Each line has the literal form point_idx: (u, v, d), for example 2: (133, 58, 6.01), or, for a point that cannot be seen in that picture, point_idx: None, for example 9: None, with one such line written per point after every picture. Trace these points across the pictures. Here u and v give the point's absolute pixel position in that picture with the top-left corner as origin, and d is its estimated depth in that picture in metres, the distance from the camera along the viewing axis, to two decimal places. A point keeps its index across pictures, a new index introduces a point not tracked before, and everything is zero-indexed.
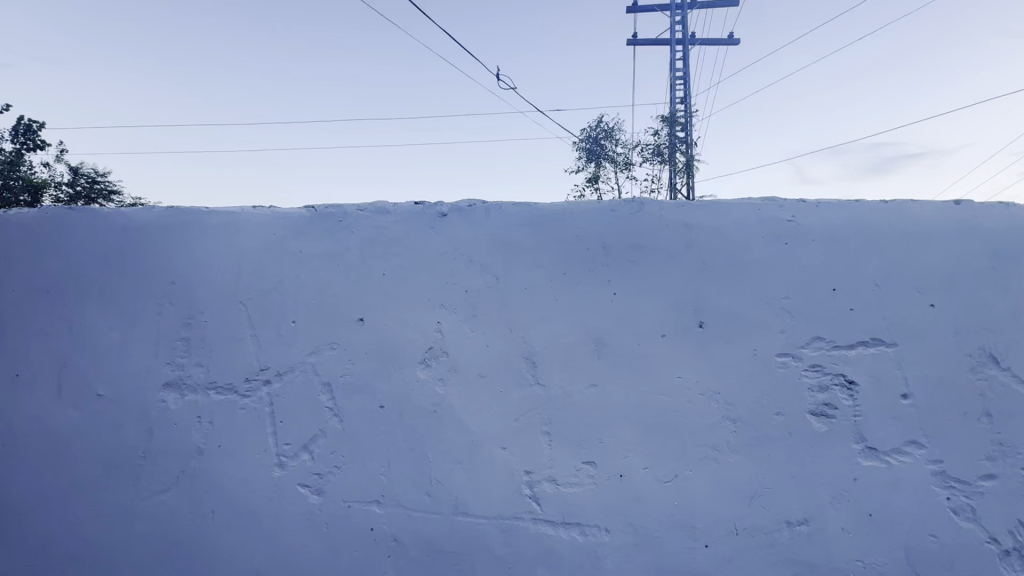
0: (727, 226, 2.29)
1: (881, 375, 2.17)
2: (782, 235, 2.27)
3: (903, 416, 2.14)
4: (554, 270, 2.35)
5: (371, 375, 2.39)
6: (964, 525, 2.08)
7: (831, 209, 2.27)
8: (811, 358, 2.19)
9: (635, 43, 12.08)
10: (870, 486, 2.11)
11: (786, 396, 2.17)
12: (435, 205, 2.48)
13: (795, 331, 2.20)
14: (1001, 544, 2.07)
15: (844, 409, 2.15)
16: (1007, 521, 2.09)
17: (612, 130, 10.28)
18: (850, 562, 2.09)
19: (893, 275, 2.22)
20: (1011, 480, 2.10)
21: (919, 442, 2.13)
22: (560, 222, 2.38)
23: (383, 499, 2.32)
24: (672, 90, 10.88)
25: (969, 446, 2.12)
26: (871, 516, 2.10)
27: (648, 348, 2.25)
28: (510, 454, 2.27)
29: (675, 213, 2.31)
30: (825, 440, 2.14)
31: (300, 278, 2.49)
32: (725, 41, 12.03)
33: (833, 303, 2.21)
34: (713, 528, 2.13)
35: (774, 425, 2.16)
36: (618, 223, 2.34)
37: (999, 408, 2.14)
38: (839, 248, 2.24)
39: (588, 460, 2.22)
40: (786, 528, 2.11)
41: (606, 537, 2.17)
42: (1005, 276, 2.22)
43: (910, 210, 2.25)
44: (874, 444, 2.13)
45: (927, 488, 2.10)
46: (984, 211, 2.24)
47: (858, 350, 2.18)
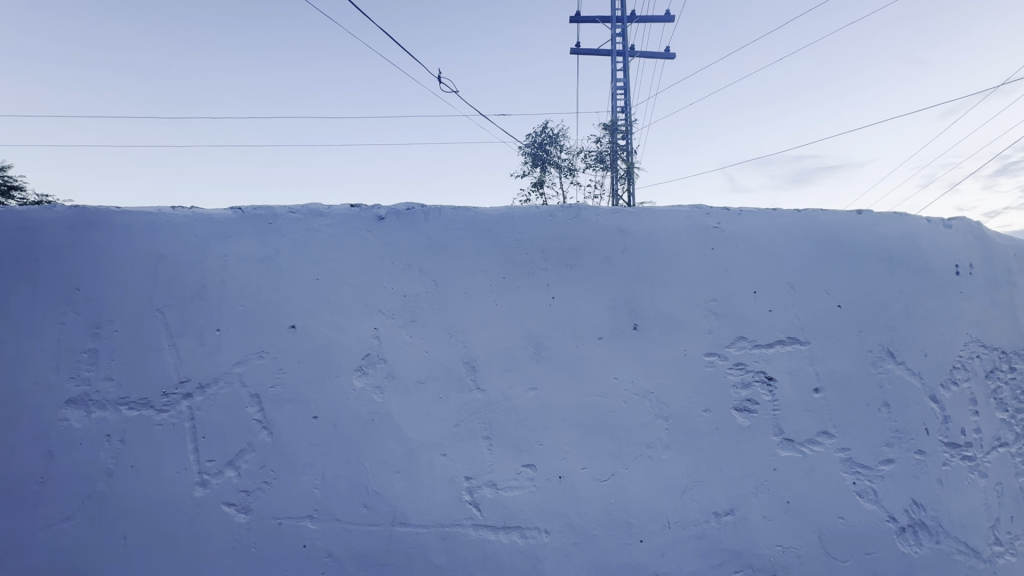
0: (659, 232, 2.40)
1: (796, 371, 2.33)
2: (708, 241, 2.40)
3: (815, 409, 2.32)
4: (493, 274, 2.36)
5: (303, 385, 2.29)
6: (868, 507, 2.28)
7: (751, 217, 2.43)
8: (735, 356, 2.32)
9: (578, 53, 12.38)
10: (788, 475, 2.26)
11: (713, 393, 2.29)
12: (373, 208, 2.43)
13: (721, 331, 2.33)
14: (898, 521, 2.29)
15: (765, 404, 2.30)
16: (903, 501, 2.30)
17: (556, 136, 10.47)
18: (770, 547, 2.22)
19: (806, 279, 2.40)
20: (905, 463, 2.33)
21: (829, 432, 2.31)
22: (500, 226, 2.39)
23: (316, 514, 2.23)
24: (613, 100, 11.24)
25: (871, 434, 2.33)
26: (789, 503, 2.25)
27: (585, 350, 2.30)
28: (450, 461, 2.24)
29: (610, 219, 2.39)
30: (748, 434, 2.28)
31: (226, 283, 2.35)
32: (662, 54, 12.56)
33: (755, 305, 2.36)
34: (647, 523, 2.21)
35: (703, 421, 2.28)
36: (556, 228, 2.38)
37: (897, 398, 2.37)
38: (759, 253, 2.40)
39: (528, 463, 2.24)
40: (714, 518, 2.22)
41: (546, 539, 2.19)
42: (900, 280, 2.46)
43: (819, 218, 2.45)
44: (791, 436, 2.29)
45: (837, 475, 2.28)
46: (879, 221, 2.49)
47: (776, 348, 2.34)
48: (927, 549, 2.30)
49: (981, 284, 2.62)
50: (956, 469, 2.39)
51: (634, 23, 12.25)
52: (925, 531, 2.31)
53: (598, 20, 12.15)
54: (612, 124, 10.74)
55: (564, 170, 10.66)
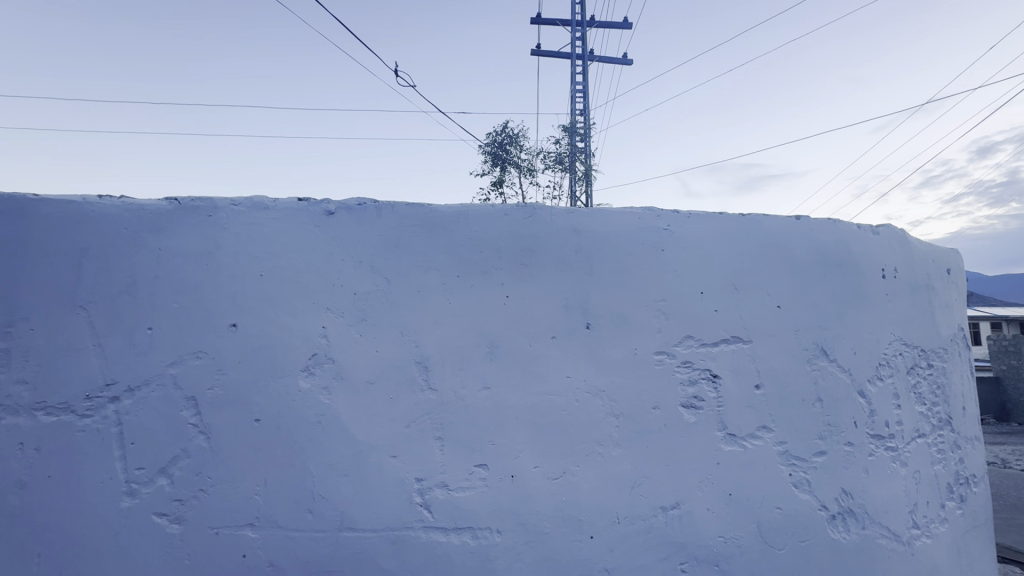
0: (612, 233, 2.43)
1: (739, 369, 2.43)
2: (659, 243, 2.46)
3: (756, 404, 2.42)
4: (447, 272, 2.32)
5: (245, 386, 2.18)
6: (802, 497, 2.40)
7: (699, 219, 2.51)
8: (683, 355, 2.40)
9: (538, 55, 12.46)
10: (730, 468, 2.36)
11: (662, 391, 2.36)
12: (322, 202, 2.34)
13: (670, 330, 2.40)
14: (829, 509, 2.43)
15: (710, 400, 2.39)
16: (834, 490, 2.45)
17: (515, 136, 10.49)
18: (714, 539, 2.31)
19: (749, 280, 2.51)
20: (836, 454, 2.48)
21: (768, 427, 2.42)
22: (454, 224, 2.36)
23: (257, 522, 2.12)
24: (573, 102, 11.37)
25: (806, 428, 2.46)
26: (731, 496, 2.34)
27: (539, 349, 2.31)
28: (400, 462, 2.19)
29: (565, 219, 2.41)
30: (694, 430, 2.35)
31: (159, 278, 2.20)
32: (620, 60, 12.83)
33: (701, 305, 2.44)
34: (597, 519, 2.24)
35: (652, 418, 2.33)
36: (511, 227, 2.38)
37: (829, 394, 2.51)
38: (706, 255, 2.49)
39: (480, 463, 2.22)
40: (661, 512, 2.28)
41: (497, 539, 2.18)
42: (833, 282, 2.61)
43: (761, 222, 2.57)
44: (733, 431, 2.38)
45: (775, 467, 2.40)
46: (815, 226, 2.63)
47: (721, 347, 2.43)
48: (854, 535, 2.45)
49: (903, 286, 2.83)
50: (880, 459, 2.56)
51: (593, 28, 12.45)
52: (853, 518, 2.47)
53: (558, 23, 12.26)
54: (571, 126, 10.86)
55: (523, 170, 10.69)
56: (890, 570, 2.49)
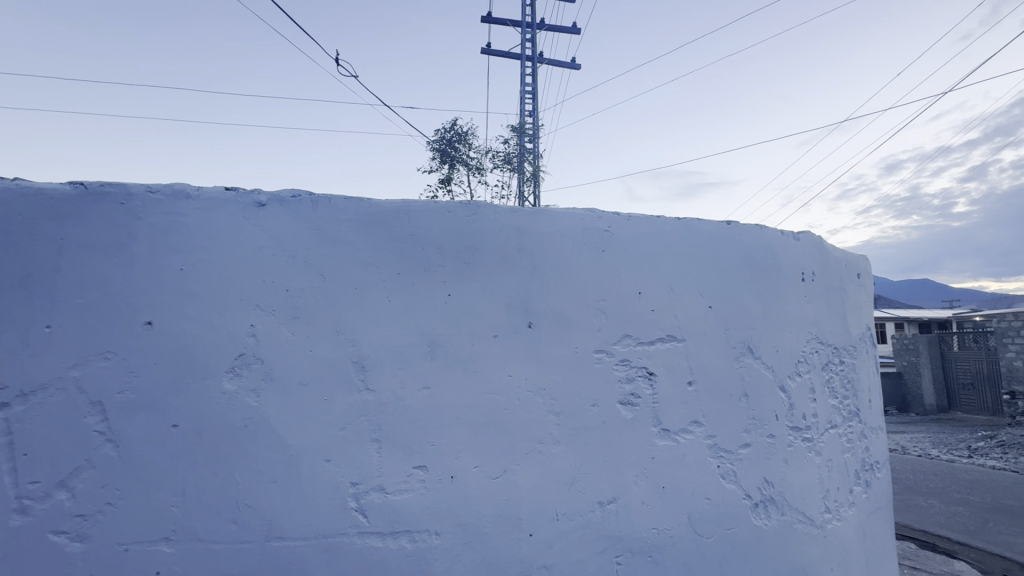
0: (555, 233, 2.46)
1: (673, 367, 2.53)
2: (599, 244, 2.51)
3: (689, 400, 2.53)
4: (387, 269, 2.26)
5: (161, 390, 2.01)
6: (729, 487, 2.54)
7: (639, 222, 2.59)
8: (621, 353, 2.46)
9: (489, 53, 12.43)
10: (664, 462, 2.45)
11: (601, 389, 2.41)
12: (252, 193, 2.21)
13: (609, 329, 2.46)
14: (753, 498, 2.58)
15: (646, 397, 2.47)
16: (757, 480, 2.60)
17: (464, 134, 10.41)
18: (648, 531, 2.38)
19: (684, 282, 2.61)
20: (759, 446, 2.64)
21: (699, 422, 2.54)
22: (395, 220, 2.30)
23: (173, 535, 1.96)
24: (522, 103, 11.43)
25: (733, 421, 2.60)
26: (664, 489, 2.43)
27: (480, 348, 2.29)
28: (334, 466, 2.10)
29: (508, 218, 2.41)
30: (630, 426, 2.42)
31: (60, 271, 1.98)
32: (569, 64, 13.05)
33: (639, 305, 2.52)
34: (537, 517, 2.26)
35: (591, 415, 2.38)
36: (454, 224, 2.35)
37: (754, 389, 2.67)
38: (645, 256, 2.57)
39: (419, 465, 2.17)
40: (599, 507, 2.33)
41: (435, 541, 2.14)
42: (759, 284, 2.78)
43: (696, 226, 2.69)
44: (667, 426, 2.48)
45: (705, 460, 2.52)
46: (744, 231, 2.79)
47: (657, 345, 2.52)
48: (775, 521, 2.62)
49: (820, 289, 3.06)
50: (798, 449, 2.76)
51: (543, 30, 12.58)
52: (773, 505, 2.63)
53: (508, 23, 12.27)
54: (520, 126, 10.92)
55: (472, 168, 10.62)
56: (805, 552, 2.68)
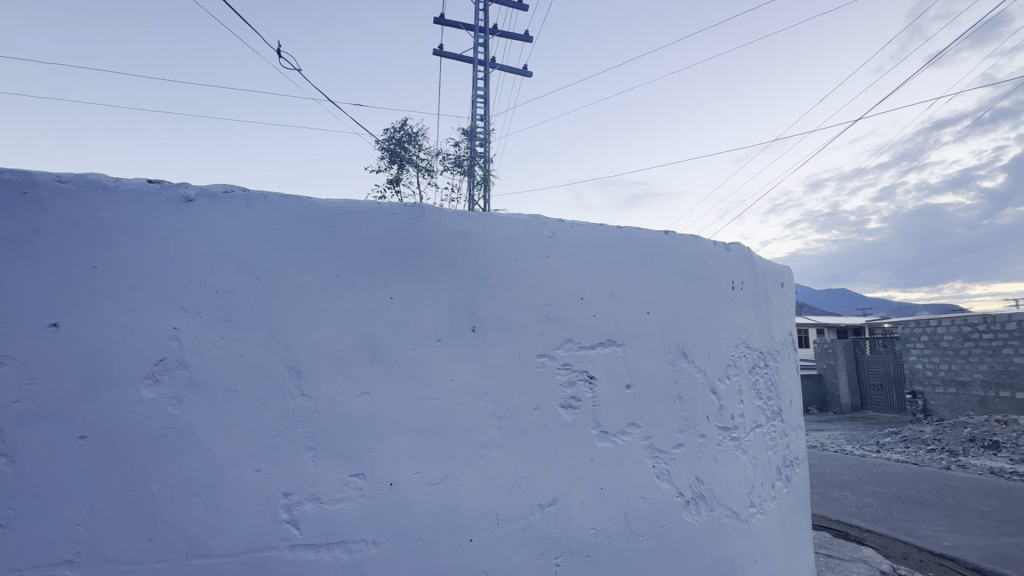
0: (500, 238, 2.47)
1: (613, 370, 2.61)
2: (544, 250, 2.55)
3: (627, 403, 2.62)
4: (326, 270, 2.18)
5: (67, 398, 1.84)
6: (663, 486, 2.64)
7: (582, 229, 2.66)
8: (563, 357, 2.51)
9: (441, 55, 12.34)
10: (603, 463, 2.52)
11: (543, 392, 2.44)
12: (179, 187, 2.07)
13: (552, 334, 2.50)
14: (684, 496, 2.71)
15: (586, 400, 2.53)
16: (689, 478, 2.73)
17: (414, 135, 10.26)
18: (586, 531, 2.44)
19: (623, 288, 2.71)
20: (691, 446, 2.77)
21: (636, 423, 2.63)
22: (336, 220, 2.24)
23: (78, 557, 1.80)
24: (474, 107, 11.42)
25: (668, 423, 2.72)
26: (603, 489, 2.50)
27: (422, 353, 2.27)
28: (265, 477, 2.00)
29: (453, 221, 2.40)
30: (571, 429, 2.47)
31: None
32: (521, 71, 13.19)
33: (581, 310, 2.58)
34: (477, 521, 2.25)
35: (533, 419, 2.41)
36: (397, 226, 2.31)
37: (687, 391, 2.80)
38: (587, 263, 2.64)
39: (357, 473, 2.11)
40: (539, 510, 2.36)
41: (372, 551, 2.09)
42: (693, 291, 2.93)
43: (635, 235, 2.79)
44: (606, 428, 2.55)
45: (641, 460, 2.61)
46: (680, 241, 2.93)
47: (598, 349, 2.59)
48: (704, 517, 2.76)
49: (748, 297, 3.26)
50: (726, 448, 2.92)
51: (496, 36, 12.64)
52: (703, 502, 2.77)
53: (461, 26, 12.25)
54: (471, 129, 10.90)
55: (421, 169, 10.49)
56: (731, 545, 2.84)
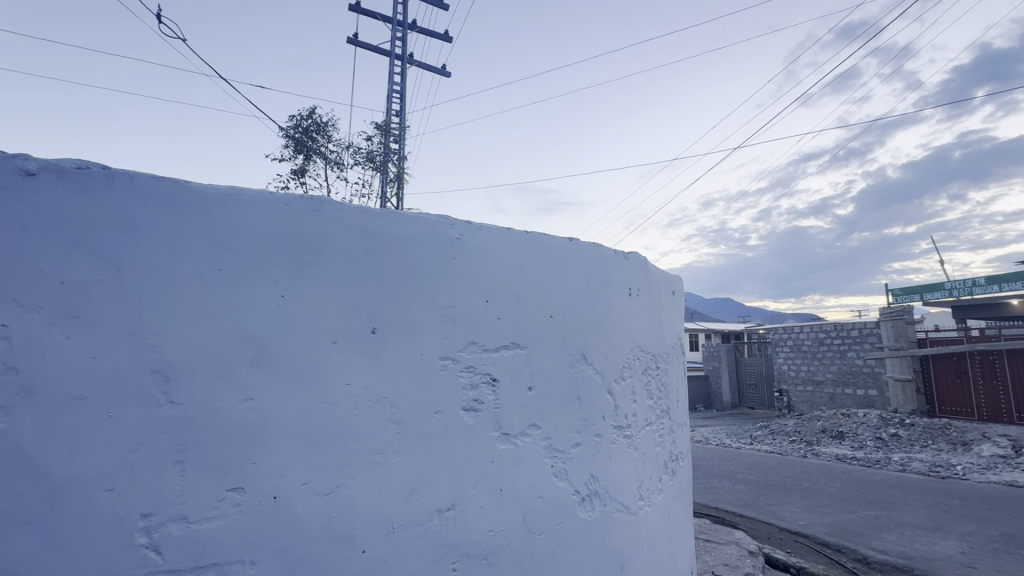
0: (405, 237, 2.41)
1: (515, 373, 2.65)
2: (451, 251, 2.53)
3: (528, 405, 2.67)
4: (206, 263, 1.97)
5: None
6: (560, 484, 2.73)
7: (490, 232, 2.67)
8: (466, 359, 2.50)
9: (354, 44, 11.81)
10: (503, 465, 2.53)
11: (445, 395, 2.41)
12: (16, 158, 1.75)
13: (455, 336, 2.48)
14: (580, 493, 2.82)
15: (488, 402, 2.53)
16: (584, 475, 2.85)
17: (323, 125, 9.69)
18: (484, 534, 2.43)
19: (528, 291, 2.76)
20: (588, 444, 2.89)
21: (537, 425, 2.69)
22: (219, 209, 2.03)
23: None
24: (389, 101, 11.05)
25: (567, 423, 2.81)
26: (502, 491, 2.52)
27: (315, 355, 2.12)
28: (120, 497, 1.75)
29: (355, 217, 2.30)
30: (472, 432, 2.46)
31: None
32: (439, 71, 13.04)
33: (486, 312, 2.59)
34: (370, 532, 2.15)
35: (434, 422, 2.36)
36: (292, 219, 2.16)
37: (585, 392, 2.92)
38: (494, 266, 2.65)
39: (234, 487, 1.92)
40: (437, 515, 2.31)
41: (250, 571, 1.91)
42: (594, 297, 3.07)
43: (541, 240, 2.87)
44: (507, 430, 2.58)
45: (540, 460, 2.67)
46: (583, 249, 3.06)
47: (501, 352, 2.61)
48: (598, 512, 2.89)
49: (643, 303, 3.49)
50: (619, 446, 3.09)
51: (415, 32, 12.39)
52: (597, 498, 2.90)
53: (378, 18, 11.83)
54: (385, 123, 10.53)
55: (330, 162, 9.94)
56: (621, 537, 3.00)
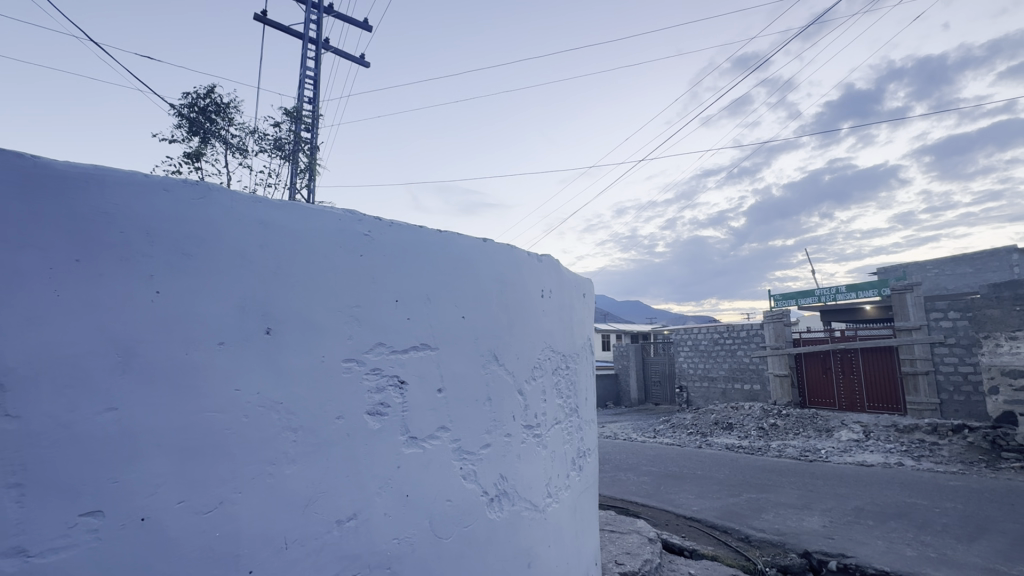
0: (307, 230, 2.25)
1: (425, 374, 2.59)
2: (358, 247, 2.41)
3: (437, 407, 2.62)
4: (59, 253, 1.70)
5: None
6: (469, 486, 2.71)
7: (400, 230, 2.59)
8: (372, 362, 2.39)
9: (262, 21, 10.94)
10: (410, 470, 2.46)
11: (348, 400, 2.28)
12: None
13: (361, 337, 2.36)
14: (489, 494, 2.82)
15: (395, 405, 2.45)
16: (493, 476, 2.85)
17: (223, 106, 8.86)
18: (388, 542, 2.34)
19: (440, 291, 2.71)
20: (497, 445, 2.90)
21: (446, 427, 2.64)
22: (80, 191, 1.77)
23: None
24: (302, 86, 10.37)
25: (476, 424, 2.80)
26: (408, 496, 2.44)
27: (198, 359, 1.91)
28: None
29: (248, 207, 2.10)
30: (377, 437, 2.36)
31: None
32: (356, 60, 12.49)
33: (394, 312, 2.50)
34: (260, 550, 1.98)
35: (335, 428, 2.23)
36: (172, 206, 1.93)
37: (495, 393, 2.93)
38: (404, 264, 2.57)
39: (91, 511, 1.67)
40: (336, 527, 2.19)
41: None
42: (506, 297, 3.09)
43: (453, 240, 2.83)
44: (415, 434, 2.50)
45: (449, 463, 2.63)
46: (496, 250, 3.07)
47: (410, 353, 2.54)
48: (506, 512, 2.91)
49: (554, 305, 3.58)
50: (528, 445, 3.14)
51: (330, 16, 11.76)
52: (505, 498, 2.92)
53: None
54: (295, 110, 9.87)
55: (231, 147, 9.12)
56: (529, 535, 3.05)
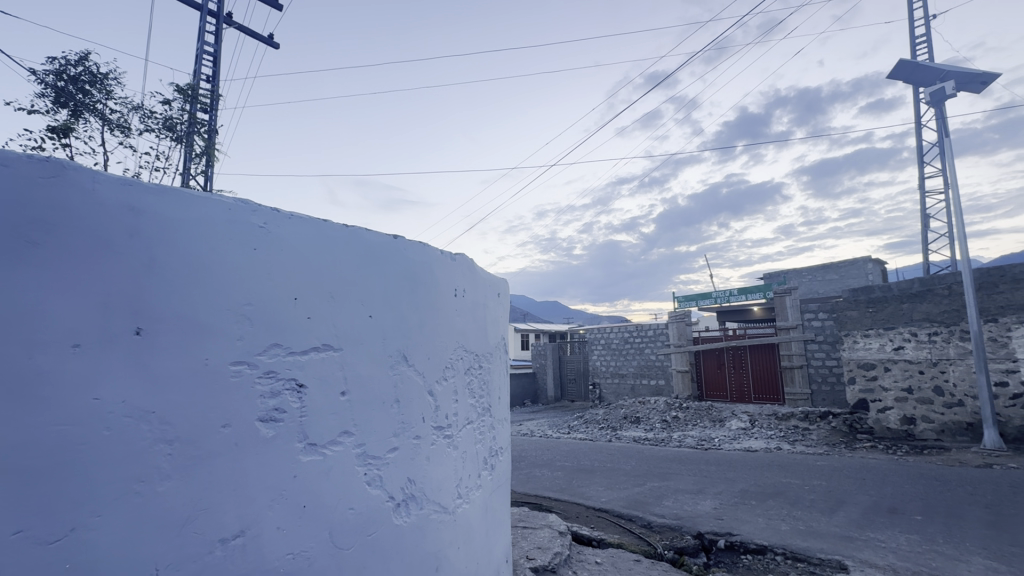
0: (189, 220, 2.03)
1: (326, 377, 2.44)
2: (250, 240, 2.22)
3: (340, 411, 2.48)
4: None
5: None
6: (373, 493, 2.60)
7: (300, 223, 2.43)
8: (266, 364, 2.21)
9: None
10: (308, 479, 2.30)
11: (236, 406, 2.09)
12: None
13: (253, 338, 2.17)
14: (395, 499, 2.72)
15: (292, 411, 2.28)
16: (400, 481, 2.76)
17: (101, 76, 7.80)
18: (280, 558, 2.18)
19: (344, 289, 2.57)
20: (405, 447, 2.82)
21: (349, 432, 2.51)
22: None
23: None
24: (200, 62, 9.42)
25: (383, 428, 2.69)
26: (305, 507, 2.28)
27: (43, 363, 1.65)
28: None
29: (115, 190, 1.85)
30: (270, 446, 2.18)
31: None
32: (265, 40, 11.61)
33: (292, 310, 2.33)
34: None
35: (220, 438, 2.02)
36: (12, 186, 1.66)
37: (403, 394, 2.84)
38: (305, 259, 2.41)
39: None
40: (219, 546, 1.99)
41: None
42: (417, 296, 3.01)
43: (361, 235, 2.71)
44: (314, 440, 2.35)
45: (352, 469, 2.50)
46: (407, 247, 2.99)
47: (310, 354, 2.38)
48: (414, 517, 2.83)
49: (467, 304, 3.55)
50: (438, 446, 3.08)
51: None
52: (413, 502, 2.84)
53: None
54: (191, 87, 8.94)
55: (110, 123, 8.05)
56: (438, 538, 3.00)
